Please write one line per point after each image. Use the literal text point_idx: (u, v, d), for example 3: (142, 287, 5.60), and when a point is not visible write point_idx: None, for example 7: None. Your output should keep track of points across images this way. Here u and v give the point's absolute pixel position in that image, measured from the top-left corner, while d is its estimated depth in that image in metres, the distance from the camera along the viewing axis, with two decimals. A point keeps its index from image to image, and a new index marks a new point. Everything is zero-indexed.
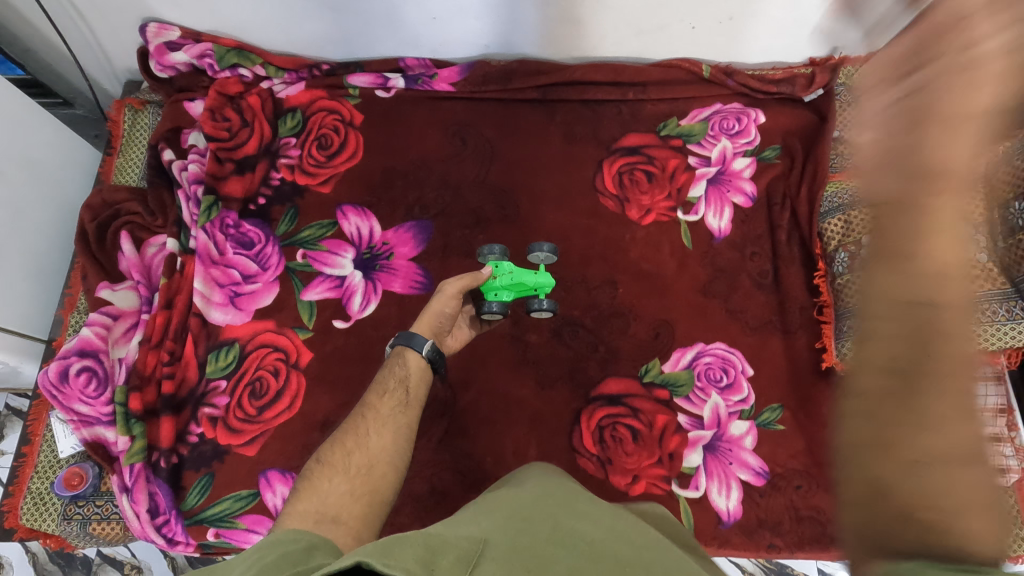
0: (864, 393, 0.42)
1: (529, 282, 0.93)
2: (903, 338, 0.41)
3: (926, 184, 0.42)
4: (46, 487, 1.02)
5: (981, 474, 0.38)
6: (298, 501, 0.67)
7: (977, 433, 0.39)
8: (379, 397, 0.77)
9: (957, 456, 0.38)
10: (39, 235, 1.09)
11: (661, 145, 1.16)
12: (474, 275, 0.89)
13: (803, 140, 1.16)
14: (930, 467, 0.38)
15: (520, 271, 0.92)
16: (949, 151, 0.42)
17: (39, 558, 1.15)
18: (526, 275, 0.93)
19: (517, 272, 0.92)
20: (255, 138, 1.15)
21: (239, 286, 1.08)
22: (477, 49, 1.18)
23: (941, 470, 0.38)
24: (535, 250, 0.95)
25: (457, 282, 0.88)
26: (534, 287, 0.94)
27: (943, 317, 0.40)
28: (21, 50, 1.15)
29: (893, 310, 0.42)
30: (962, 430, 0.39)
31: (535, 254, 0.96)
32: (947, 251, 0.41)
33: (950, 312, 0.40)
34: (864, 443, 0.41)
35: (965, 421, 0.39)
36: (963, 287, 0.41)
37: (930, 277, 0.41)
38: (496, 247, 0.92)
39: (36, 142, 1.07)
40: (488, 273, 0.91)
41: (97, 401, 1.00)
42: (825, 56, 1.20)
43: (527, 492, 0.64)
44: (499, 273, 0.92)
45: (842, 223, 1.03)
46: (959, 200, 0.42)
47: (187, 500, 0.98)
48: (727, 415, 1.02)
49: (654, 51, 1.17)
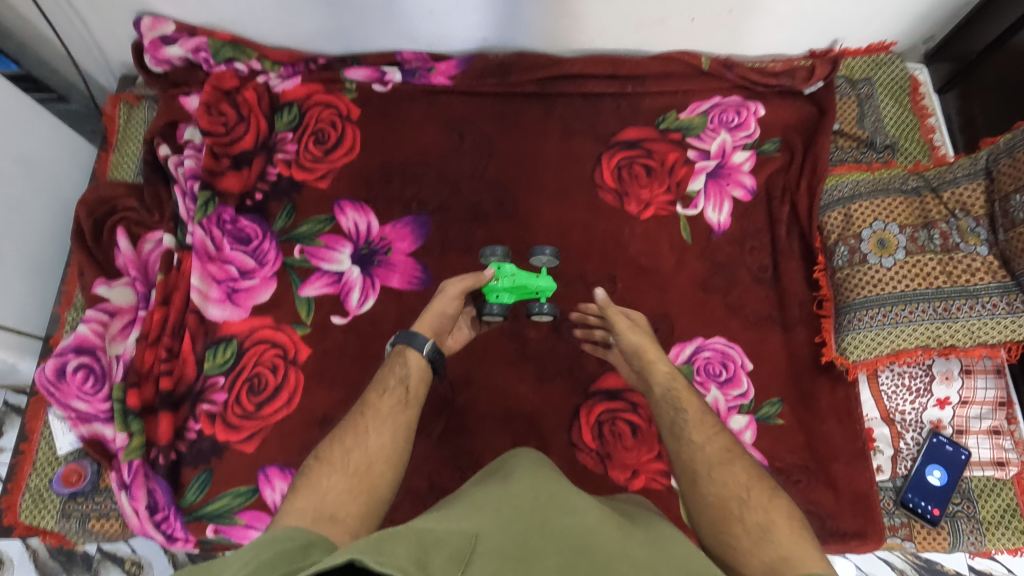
0: (694, 497, 0.71)
1: (532, 286, 0.90)
2: (681, 451, 0.75)
3: (653, 375, 0.83)
4: (44, 484, 1.02)
5: (778, 513, 0.67)
6: (296, 498, 0.66)
7: (754, 483, 0.70)
8: (378, 396, 0.76)
9: (759, 510, 0.67)
10: (34, 231, 1.09)
11: (660, 138, 1.15)
12: (476, 277, 0.87)
13: (804, 133, 1.15)
14: (751, 530, 0.65)
15: (523, 274, 0.90)
16: (655, 358, 0.84)
17: (39, 555, 1.15)
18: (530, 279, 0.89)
19: (520, 275, 0.89)
20: (251, 133, 1.14)
21: (236, 282, 1.07)
22: (475, 42, 1.17)
23: (758, 528, 0.65)
24: (537, 253, 0.93)
25: (460, 283, 0.86)
26: (536, 291, 0.91)
27: (692, 440, 0.75)
28: (16, 45, 1.14)
29: (685, 430, 0.76)
30: (733, 465, 0.72)
31: (537, 257, 0.94)
32: (683, 401, 0.79)
33: (696, 437, 0.75)
34: (713, 534, 0.68)
35: (735, 472, 0.71)
36: (702, 425, 0.76)
37: (682, 419, 0.77)
38: (499, 249, 0.92)
39: (31, 139, 1.07)
40: (491, 274, 0.87)
41: (95, 398, 1.00)
42: (825, 48, 1.19)
43: (519, 484, 0.64)
44: (501, 275, 0.89)
45: (840, 217, 1.04)
46: (677, 381, 0.81)
47: (186, 496, 0.98)
48: (727, 410, 1.01)
49: (653, 44, 1.16)
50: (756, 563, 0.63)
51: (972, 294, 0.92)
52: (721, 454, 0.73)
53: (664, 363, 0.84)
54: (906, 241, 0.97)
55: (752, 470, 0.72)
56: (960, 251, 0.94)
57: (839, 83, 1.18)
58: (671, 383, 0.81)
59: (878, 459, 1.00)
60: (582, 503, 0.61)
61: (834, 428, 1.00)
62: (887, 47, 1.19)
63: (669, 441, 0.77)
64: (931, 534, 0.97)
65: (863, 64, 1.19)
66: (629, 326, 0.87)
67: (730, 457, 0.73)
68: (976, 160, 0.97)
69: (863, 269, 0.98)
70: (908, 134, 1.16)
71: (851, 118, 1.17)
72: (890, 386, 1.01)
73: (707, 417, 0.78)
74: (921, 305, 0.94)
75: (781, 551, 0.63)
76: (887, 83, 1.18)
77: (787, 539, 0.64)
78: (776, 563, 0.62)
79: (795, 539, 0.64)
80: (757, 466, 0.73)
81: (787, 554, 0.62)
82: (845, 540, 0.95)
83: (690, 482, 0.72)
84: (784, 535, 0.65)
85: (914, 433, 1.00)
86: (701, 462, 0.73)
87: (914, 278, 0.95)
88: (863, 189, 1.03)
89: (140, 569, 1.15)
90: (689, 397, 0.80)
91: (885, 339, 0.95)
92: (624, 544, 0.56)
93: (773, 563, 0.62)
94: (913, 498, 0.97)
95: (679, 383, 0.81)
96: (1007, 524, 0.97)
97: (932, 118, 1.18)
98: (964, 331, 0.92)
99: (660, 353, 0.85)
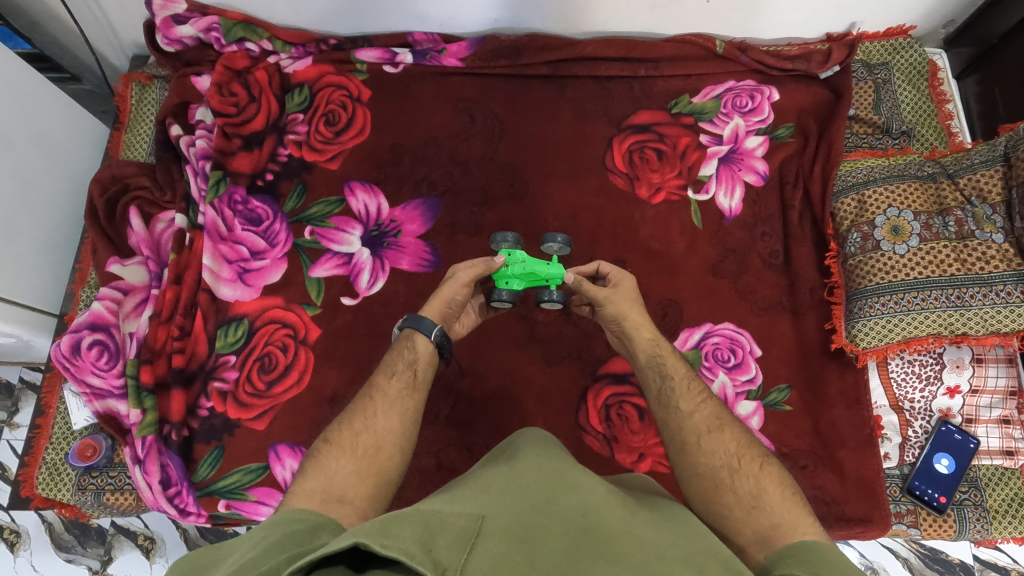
0: (683, 465, 0.71)
1: (544, 274, 0.90)
2: (669, 421, 0.74)
3: (636, 342, 0.81)
4: (60, 458, 1.04)
5: (769, 480, 0.68)
6: (305, 479, 0.67)
7: (745, 452, 0.70)
8: (387, 379, 0.77)
9: (750, 479, 0.67)
10: (49, 209, 1.10)
11: (672, 122, 1.14)
12: (486, 264, 0.87)
13: (818, 118, 1.14)
14: (742, 499, 0.66)
15: (534, 262, 0.90)
16: (636, 324, 0.82)
17: (55, 528, 1.18)
18: (541, 267, 0.89)
19: (530, 262, 0.89)
20: (262, 114, 1.14)
21: (247, 262, 1.08)
22: (487, 23, 1.16)
23: (749, 496, 0.66)
24: (548, 241, 0.93)
25: (469, 270, 0.86)
26: (547, 278, 0.91)
27: (681, 409, 0.74)
28: (28, 23, 1.15)
29: (673, 399, 0.75)
30: (723, 434, 0.72)
31: (548, 246, 0.93)
32: (668, 367, 0.78)
33: (684, 406, 0.74)
34: (703, 500, 0.68)
35: (725, 440, 0.71)
36: (689, 393, 0.75)
37: (669, 387, 0.76)
38: (511, 235, 0.92)
39: (45, 117, 1.07)
40: (501, 261, 0.88)
41: (109, 374, 1.01)
42: (843, 31, 1.17)
43: (524, 463, 0.64)
44: (512, 261, 0.89)
45: (853, 203, 1.02)
46: (661, 347, 0.80)
47: (198, 472, 1.00)
48: (735, 395, 1.01)
49: (667, 26, 1.15)
50: (748, 532, 0.64)
51: (986, 282, 0.91)
52: (709, 422, 0.72)
53: (645, 328, 0.82)
54: (920, 227, 0.96)
55: (742, 438, 0.72)
56: (975, 238, 0.93)
57: (856, 67, 1.16)
58: (654, 350, 0.80)
59: (885, 446, 1.00)
60: (588, 482, 0.61)
61: (842, 414, 1.00)
62: (906, 31, 1.17)
63: (656, 409, 0.76)
64: (936, 521, 0.97)
65: (881, 48, 1.17)
66: (608, 295, 0.83)
67: (719, 425, 0.72)
68: (994, 146, 0.96)
69: (875, 256, 0.97)
70: (925, 120, 1.14)
71: (867, 103, 1.15)
72: (900, 373, 1.01)
73: (695, 383, 0.77)
74: (934, 292, 0.93)
75: (773, 519, 0.64)
76: (905, 68, 1.16)
77: (778, 506, 0.65)
78: (767, 532, 0.63)
79: (786, 505, 0.66)
80: (746, 432, 0.73)
81: (779, 522, 0.64)
82: (850, 526, 0.95)
83: (679, 450, 0.72)
84: (775, 501, 0.66)
85: (922, 421, 1.00)
86: (690, 432, 0.72)
87: (928, 265, 0.94)
88: (878, 174, 1.02)
89: (153, 543, 1.17)
90: (675, 363, 0.78)
91: (896, 326, 0.94)
92: (629, 521, 0.57)
93: (765, 531, 0.64)
94: (919, 486, 0.97)
95: (663, 350, 0.80)
96: (1014, 513, 0.97)
97: (951, 104, 1.16)
98: (977, 319, 0.91)
99: (643, 317, 0.82)
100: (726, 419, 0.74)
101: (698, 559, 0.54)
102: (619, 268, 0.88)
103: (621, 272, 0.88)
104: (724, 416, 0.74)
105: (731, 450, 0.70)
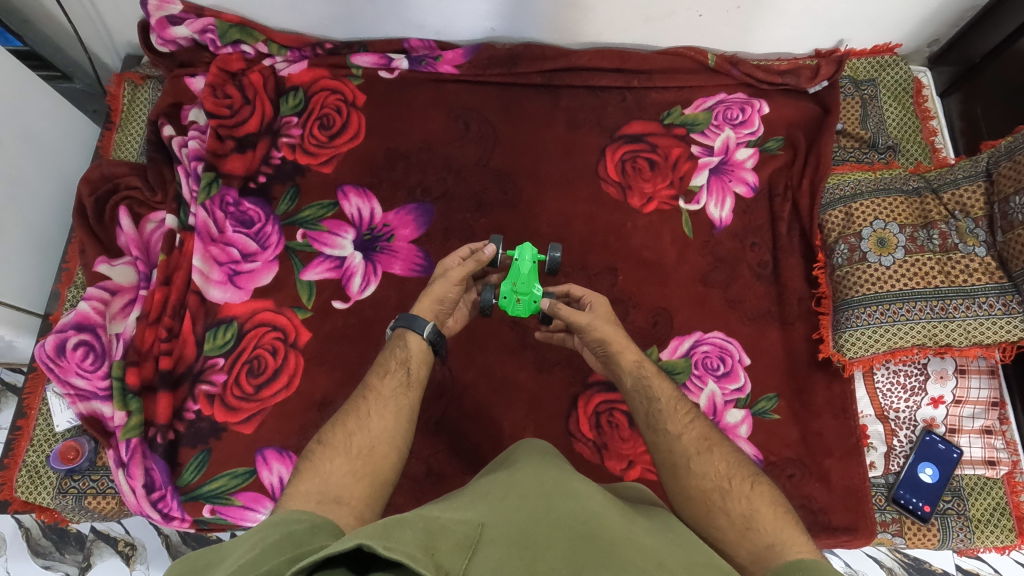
0: (675, 488, 0.71)
1: (526, 269, 0.87)
2: (658, 443, 0.74)
3: (621, 365, 0.82)
4: (41, 460, 1.02)
5: (760, 500, 0.68)
6: (299, 481, 0.67)
7: (735, 472, 0.71)
8: (380, 379, 0.76)
9: (742, 500, 0.68)
10: (36, 208, 1.08)
11: (664, 133, 1.16)
12: (477, 260, 0.85)
13: (806, 132, 1.16)
14: (736, 521, 0.66)
15: (513, 279, 0.87)
16: (621, 347, 0.83)
17: (32, 534, 1.15)
18: (520, 274, 0.86)
19: (507, 281, 0.87)
20: (257, 116, 1.13)
21: (238, 264, 1.07)
22: (483, 32, 1.17)
23: (743, 518, 0.66)
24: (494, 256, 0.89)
25: (462, 268, 0.85)
26: (524, 264, 0.87)
27: (669, 431, 0.74)
28: (19, 21, 1.14)
29: (662, 427, 0.75)
30: (713, 457, 0.72)
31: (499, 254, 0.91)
32: (654, 390, 0.78)
33: (672, 427, 0.74)
34: (698, 524, 0.68)
35: (714, 461, 0.71)
36: (676, 414, 0.76)
37: (657, 410, 0.77)
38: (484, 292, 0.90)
39: (34, 114, 1.06)
40: (491, 250, 0.86)
41: (94, 374, 1.00)
42: (831, 48, 1.19)
43: (522, 472, 0.64)
44: (511, 301, 0.88)
45: (841, 215, 1.04)
46: (646, 368, 0.81)
47: (183, 476, 0.98)
48: (723, 403, 1.03)
49: (660, 38, 1.17)
50: (744, 552, 0.65)
51: (969, 294, 0.93)
52: (698, 443, 0.73)
53: (630, 350, 0.83)
54: (906, 240, 0.98)
55: (731, 457, 0.72)
56: (958, 251, 0.96)
57: (843, 83, 1.19)
58: (640, 372, 0.81)
59: (871, 455, 1.01)
60: (587, 490, 0.61)
61: (830, 423, 1.01)
62: (892, 49, 1.20)
63: (646, 431, 0.77)
64: (921, 531, 0.99)
65: (868, 65, 1.20)
66: (589, 319, 0.83)
67: (708, 446, 0.73)
68: (977, 162, 0.98)
69: (862, 267, 0.98)
70: (910, 135, 1.17)
71: (854, 118, 1.17)
72: (886, 384, 1.02)
73: (682, 404, 0.78)
74: (920, 303, 0.95)
75: (766, 539, 0.65)
76: (891, 85, 1.19)
77: (771, 526, 0.66)
78: (762, 552, 0.64)
79: (779, 524, 0.66)
80: (735, 451, 0.74)
81: (773, 541, 0.64)
82: (836, 534, 0.96)
83: (671, 473, 0.72)
84: (768, 520, 0.66)
85: (907, 431, 1.01)
86: (680, 454, 0.72)
87: (913, 277, 0.96)
88: (865, 187, 1.04)
89: (133, 550, 1.14)
90: (660, 385, 0.79)
91: (883, 336, 0.95)
92: (628, 528, 0.57)
93: (761, 551, 0.64)
94: (904, 495, 0.98)
95: (648, 371, 0.81)
96: (996, 522, 0.98)
97: (934, 121, 1.19)
98: (961, 330, 0.93)
99: (625, 338, 0.84)
100: (716, 442, 0.74)
101: (697, 568, 0.54)
102: (593, 291, 0.89)
103: (595, 294, 0.89)
104: (713, 438, 0.74)
105: (723, 473, 0.70)
